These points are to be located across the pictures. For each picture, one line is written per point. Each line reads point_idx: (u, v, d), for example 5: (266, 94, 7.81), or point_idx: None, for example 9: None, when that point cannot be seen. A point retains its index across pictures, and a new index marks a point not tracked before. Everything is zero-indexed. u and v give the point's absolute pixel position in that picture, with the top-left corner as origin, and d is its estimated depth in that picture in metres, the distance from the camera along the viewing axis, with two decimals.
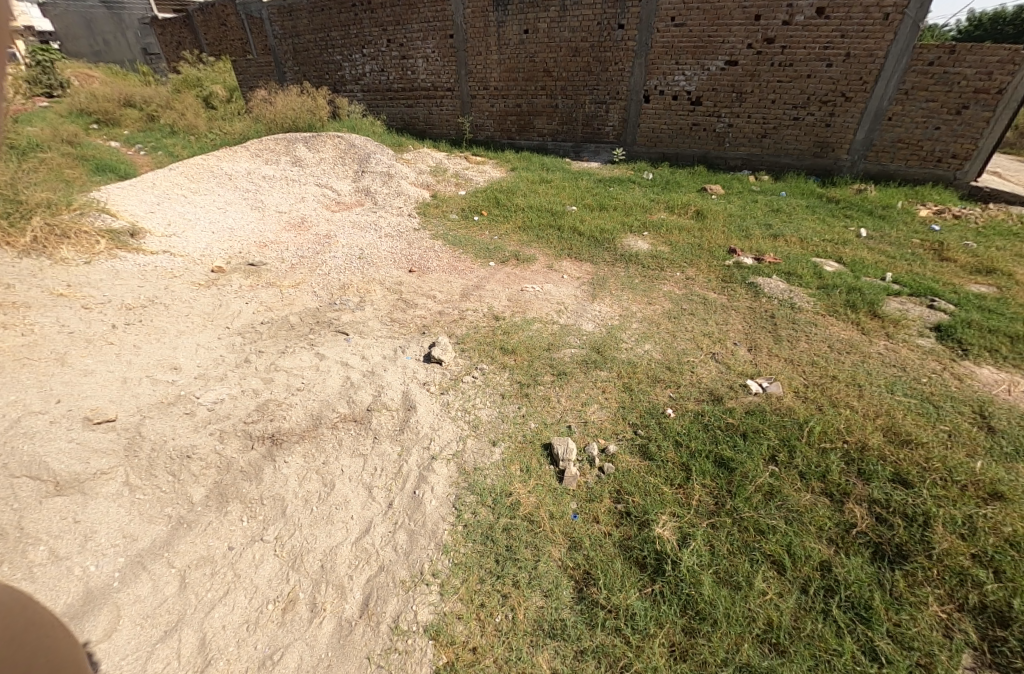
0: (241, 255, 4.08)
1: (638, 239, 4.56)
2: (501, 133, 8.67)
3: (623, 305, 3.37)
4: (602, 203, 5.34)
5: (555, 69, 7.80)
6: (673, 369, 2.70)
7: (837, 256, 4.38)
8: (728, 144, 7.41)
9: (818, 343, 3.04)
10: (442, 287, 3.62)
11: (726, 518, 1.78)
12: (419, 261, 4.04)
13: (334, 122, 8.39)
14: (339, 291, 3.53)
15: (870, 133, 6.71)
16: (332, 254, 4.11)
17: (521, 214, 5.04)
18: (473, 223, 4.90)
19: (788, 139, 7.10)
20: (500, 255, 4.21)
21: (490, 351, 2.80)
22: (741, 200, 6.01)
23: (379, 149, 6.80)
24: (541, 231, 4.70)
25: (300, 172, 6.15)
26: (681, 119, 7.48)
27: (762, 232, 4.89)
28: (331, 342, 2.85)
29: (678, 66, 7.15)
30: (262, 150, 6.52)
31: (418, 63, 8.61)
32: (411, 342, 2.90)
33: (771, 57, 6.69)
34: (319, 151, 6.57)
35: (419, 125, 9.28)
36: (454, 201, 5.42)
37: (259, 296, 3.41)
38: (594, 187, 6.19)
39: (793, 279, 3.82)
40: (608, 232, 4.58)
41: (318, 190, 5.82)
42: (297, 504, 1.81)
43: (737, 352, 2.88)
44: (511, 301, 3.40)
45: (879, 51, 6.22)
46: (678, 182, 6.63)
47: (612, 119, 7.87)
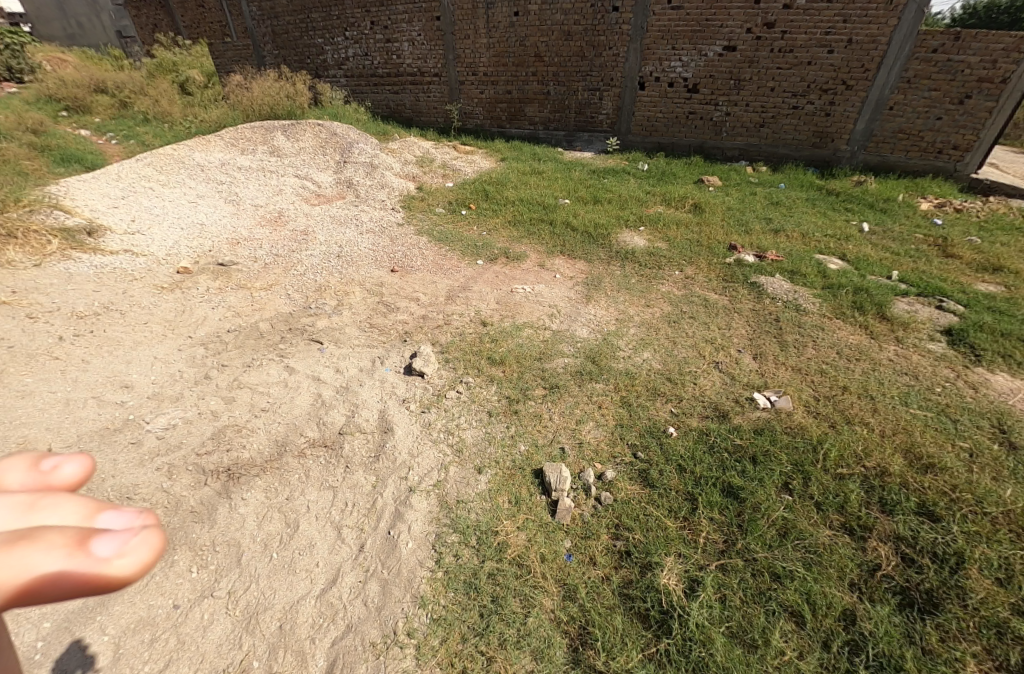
0: (211, 254, 3.80)
1: (634, 234, 4.34)
2: (491, 121, 8.36)
3: (619, 307, 3.15)
4: (596, 196, 5.10)
5: (547, 54, 7.48)
6: (673, 380, 2.50)
7: (841, 253, 4.20)
8: (725, 133, 7.17)
9: (826, 349, 2.86)
10: (426, 288, 3.39)
11: (737, 560, 1.60)
12: (403, 260, 3.79)
13: (316, 110, 8.01)
14: (315, 293, 3.27)
15: (871, 122, 6.52)
16: (309, 252, 3.84)
17: (511, 207, 4.80)
18: (460, 217, 4.65)
19: (786, 128, 6.89)
20: (489, 252, 3.97)
21: (476, 362, 2.57)
22: (739, 192, 5.81)
23: (362, 138, 6.48)
24: (533, 226, 4.46)
25: (278, 163, 5.83)
26: (677, 107, 7.22)
27: (762, 226, 4.70)
28: (302, 352, 2.61)
29: (674, 51, 6.87)
30: (238, 139, 6.17)
31: (403, 47, 8.23)
32: (391, 351, 2.67)
33: (771, 43, 6.45)
34: (299, 140, 6.24)
35: (406, 113, 8.92)
36: (441, 194, 5.16)
37: (227, 299, 3.15)
38: (587, 178, 5.94)
39: (796, 278, 3.63)
40: (602, 227, 4.36)
41: (297, 183, 5.51)
42: (254, 551, 1.60)
43: (741, 360, 2.69)
44: (500, 304, 3.17)
45: (882, 37, 6.00)
46: (674, 173, 6.41)
47: (606, 107, 7.59)
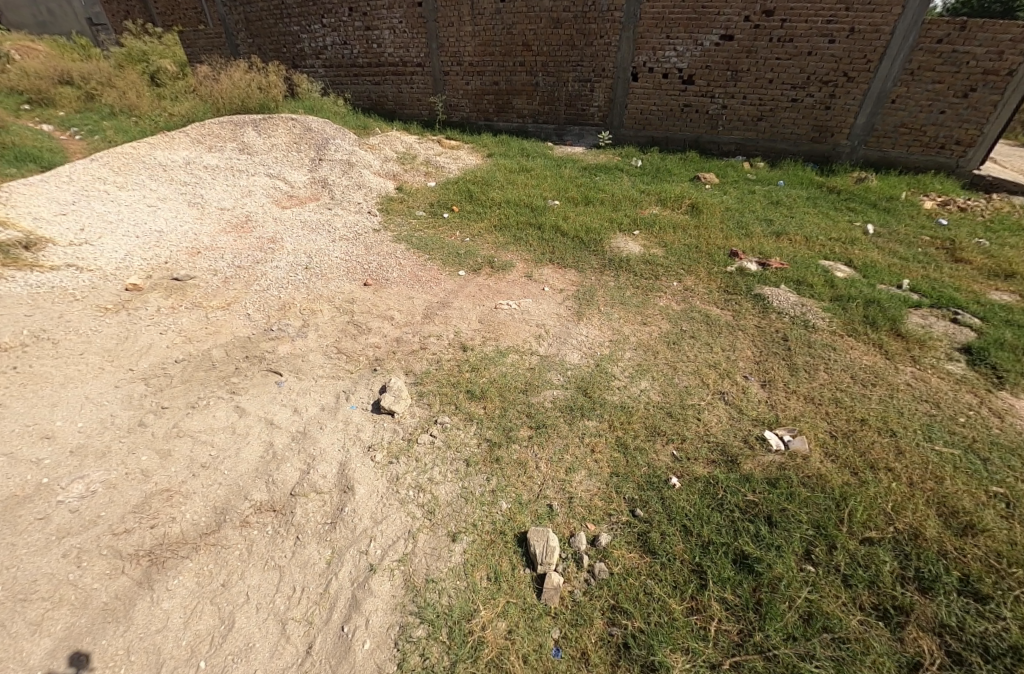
0: (167, 267, 3.47)
1: (628, 239, 4.06)
2: (478, 114, 7.98)
3: (613, 326, 2.88)
4: (587, 196, 4.80)
5: (535, 43, 7.10)
6: (675, 416, 2.24)
7: (847, 258, 3.96)
8: (720, 127, 6.90)
9: (839, 374, 2.62)
10: (402, 305, 3.08)
11: (756, 657, 1.36)
12: (377, 271, 3.48)
13: (292, 102, 7.59)
14: (278, 312, 2.96)
15: (872, 116, 6.27)
16: (274, 263, 3.51)
17: (497, 210, 4.49)
18: (442, 221, 4.33)
19: (785, 122, 6.63)
20: (471, 261, 3.67)
21: (453, 396, 2.29)
22: (737, 190, 5.55)
23: (339, 133, 6.10)
24: (520, 230, 4.15)
25: (249, 162, 5.46)
26: (672, 99, 6.91)
27: (763, 229, 4.44)
28: (256, 387, 2.31)
29: (669, 40, 6.53)
30: (204, 136, 5.79)
31: (383, 35, 7.80)
32: (359, 384, 2.38)
33: (770, 32, 6.13)
34: (271, 136, 5.85)
35: (388, 105, 8.51)
36: (422, 195, 4.82)
37: (178, 322, 2.83)
38: (578, 176, 5.63)
39: (803, 288, 3.38)
40: (594, 232, 4.07)
41: (268, 183, 5.16)
42: (178, 658, 1.31)
43: (749, 388, 2.44)
44: (482, 323, 2.88)
45: (886, 27, 5.72)
46: (669, 169, 6.11)
47: (597, 99, 7.25)
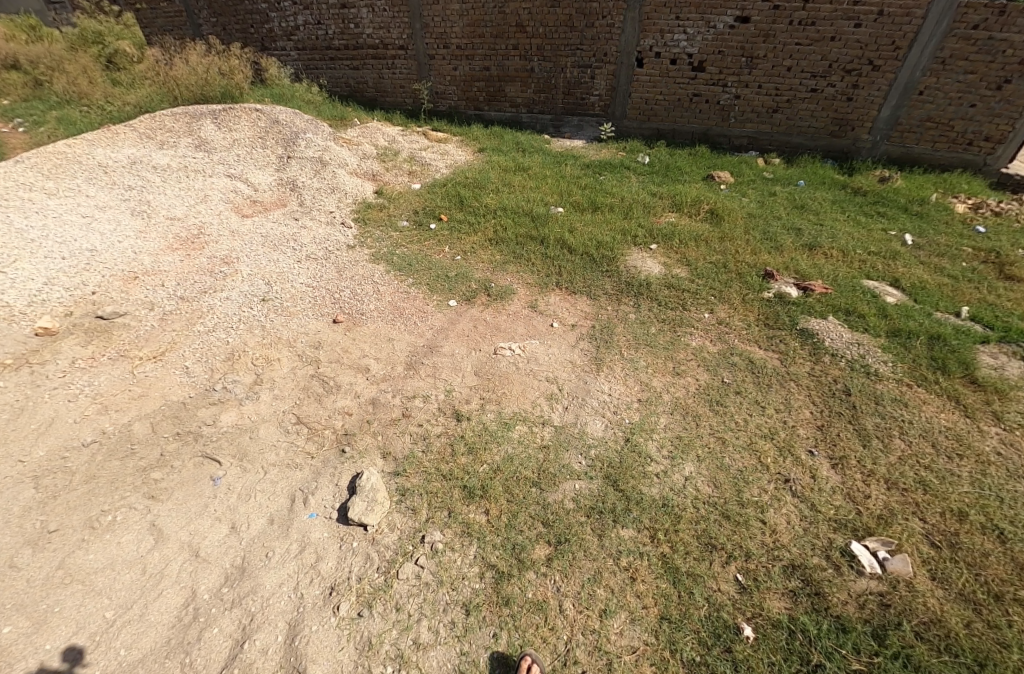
0: (95, 298, 2.89)
1: (646, 255, 3.50)
2: (467, 103, 7.30)
3: (641, 376, 2.34)
4: (594, 200, 4.22)
5: (530, 24, 6.41)
6: (733, 518, 1.73)
7: (892, 278, 3.48)
8: (732, 119, 6.36)
9: (919, 442, 2.14)
10: (379, 349, 2.50)
11: None
12: (351, 300, 2.88)
13: (261, 90, 6.85)
14: (223, 364, 2.39)
15: (897, 109, 5.78)
16: (225, 291, 2.92)
17: (492, 218, 3.87)
18: (428, 233, 3.69)
19: (802, 114, 6.11)
20: (464, 287, 3.06)
21: (446, 495, 1.75)
22: (756, 192, 5.04)
23: (312, 126, 5.43)
24: (520, 244, 3.55)
25: (206, 163, 4.83)
26: (680, 88, 6.32)
27: (793, 240, 3.94)
28: (184, 489, 1.78)
29: (678, 22, 5.92)
30: (156, 131, 5.13)
31: (361, 13, 7.04)
32: (322, 477, 1.84)
33: (790, 14, 5.55)
34: (232, 130, 5.19)
35: (369, 92, 7.77)
36: (405, 200, 4.17)
37: (97, 381, 2.28)
38: (581, 175, 5.05)
39: (853, 319, 2.90)
40: (606, 246, 3.50)
41: (228, 187, 4.53)
42: None
43: (819, 472, 1.93)
44: (479, 376, 2.31)
45: (917, 10, 5.18)
46: (679, 166, 5.57)
47: (598, 87, 6.63)
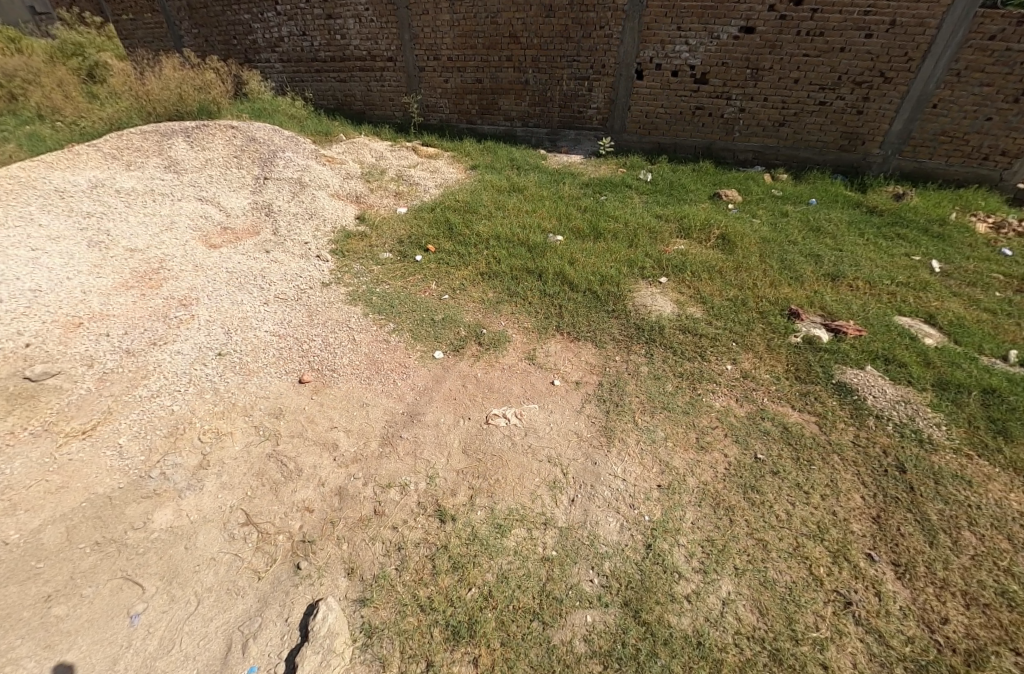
0: (27, 352, 2.52)
1: (656, 290, 3.13)
2: (459, 116, 6.99)
3: (660, 452, 1.98)
4: (596, 224, 3.86)
5: (524, 34, 6.11)
6: (788, 664, 1.36)
7: (926, 314, 3.15)
8: (736, 133, 6.06)
9: (995, 537, 1.78)
10: (350, 419, 2.12)
11: None
12: (322, 353, 2.51)
13: (241, 104, 6.50)
14: (165, 442, 2.02)
15: (909, 122, 5.50)
16: (177, 342, 2.55)
17: (485, 247, 3.48)
18: (412, 265, 3.30)
19: (810, 128, 5.83)
20: (451, 333, 2.67)
21: (422, 638, 1.38)
22: (767, 212, 4.72)
23: (292, 144, 5.08)
24: (514, 278, 3.16)
25: (175, 186, 4.48)
26: (682, 101, 6.02)
27: (814, 269, 3.61)
28: (92, 632, 1.41)
29: (680, 32, 5.63)
30: (122, 151, 4.78)
31: (348, 24, 6.73)
32: (268, 609, 1.47)
33: (797, 24, 5.27)
34: (205, 150, 4.84)
35: (356, 105, 7.44)
36: (388, 227, 3.80)
37: (9, 467, 1.90)
38: (579, 195, 4.71)
39: (893, 369, 2.55)
40: (611, 281, 3.13)
41: (196, 213, 4.18)
42: None
43: (883, 587, 1.58)
44: (468, 457, 1.93)
45: (931, 20, 4.91)
46: (684, 184, 5.25)
47: (596, 99, 6.32)
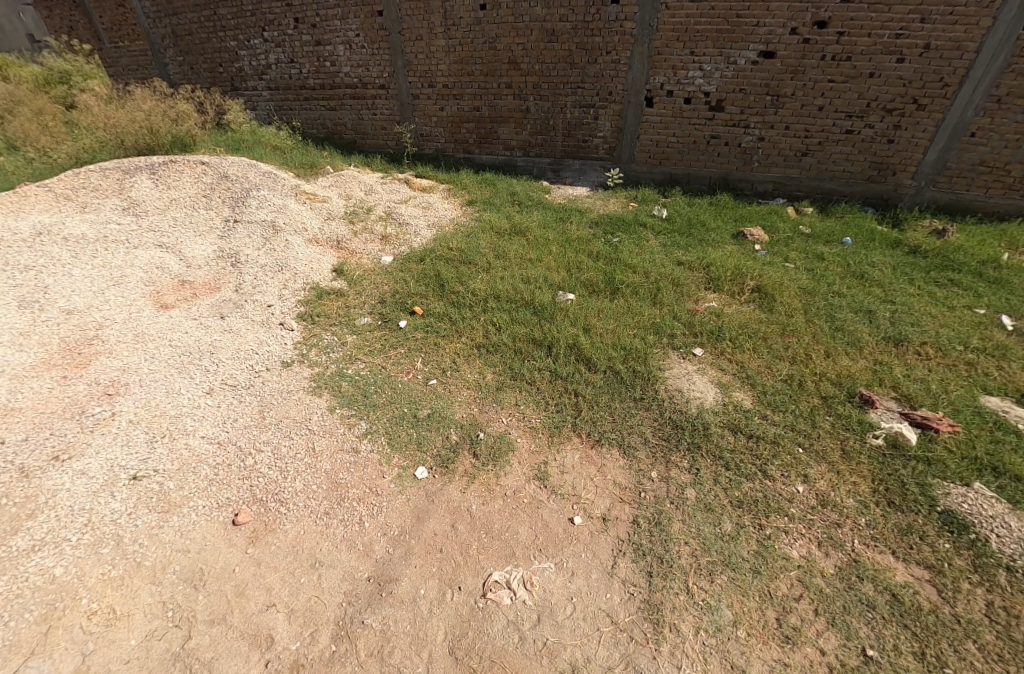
0: None
1: (692, 365, 2.55)
2: (455, 145, 6.54)
3: (731, 652, 1.38)
4: (611, 275, 3.32)
5: (524, 60, 5.69)
6: None
7: (1018, 391, 2.59)
8: (755, 163, 5.58)
9: None
10: (296, 591, 1.53)
11: None
12: (269, 472, 1.92)
13: (222, 136, 6.06)
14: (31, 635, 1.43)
15: (945, 152, 5.02)
16: (84, 457, 1.98)
17: (482, 307, 2.90)
18: (394, 332, 2.73)
19: (836, 158, 5.35)
20: (438, 436, 2.08)
21: None
22: (798, 253, 4.20)
23: (269, 180, 4.59)
24: (517, 351, 2.57)
25: (132, 231, 3.97)
26: (696, 129, 5.56)
27: (869, 329, 3.06)
28: None
29: (693, 57, 5.19)
30: (78, 192, 4.29)
31: (338, 51, 6.34)
32: None
33: (822, 48, 4.84)
34: (170, 189, 4.35)
35: (347, 134, 7.01)
36: (368, 280, 3.23)
37: None
38: (588, 235, 4.18)
39: (1008, 484, 1.97)
40: (637, 354, 2.55)
41: (152, 263, 3.65)
42: None
43: None
44: (456, 667, 1.34)
45: (970, 43, 4.47)
46: (703, 219, 4.73)
47: (602, 128, 5.87)
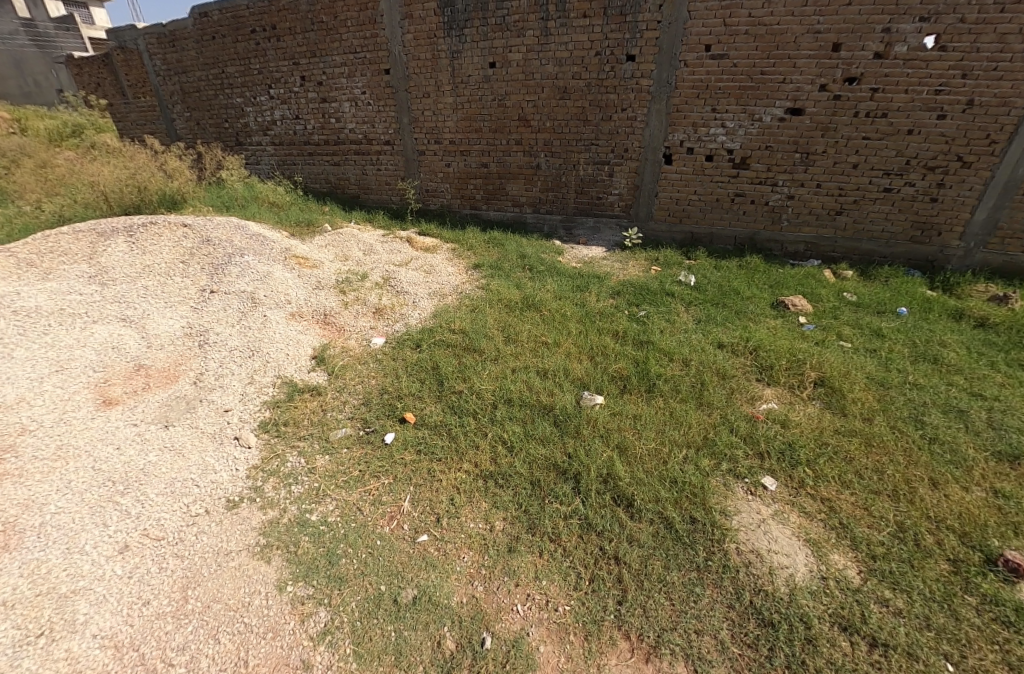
0: None
1: (763, 507, 1.94)
2: (461, 201, 6.21)
3: None
4: (643, 366, 2.76)
5: (535, 117, 5.42)
6: None
7: None
8: (785, 222, 5.09)
9: None
10: None
11: None
12: None
13: (218, 193, 5.76)
14: None
15: (996, 211, 4.46)
16: None
17: (488, 416, 2.33)
18: (378, 452, 2.15)
19: (874, 217, 4.80)
20: (426, 641, 1.45)
21: None
22: (852, 328, 3.64)
23: (256, 242, 4.16)
24: (535, 485, 1.98)
25: (95, 301, 3.43)
26: (719, 187, 5.15)
27: (971, 440, 2.44)
28: None
29: (715, 114, 4.84)
30: (44, 257, 3.79)
31: (343, 108, 6.16)
32: None
33: (855, 104, 4.42)
34: (146, 253, 3.89)
35: (350, 188, 6.74)
36: (354, 372, 2.69)
37: None
38: (610, 307, 3.67)
39: None
40: (690, 491, 1.95)
41: (108, 342, 3.09)
42: None
43: None
44: None
45: (1018, 98, 4.03)
46: (736, 286, 4.22)
47: (618, 185, 5.51)
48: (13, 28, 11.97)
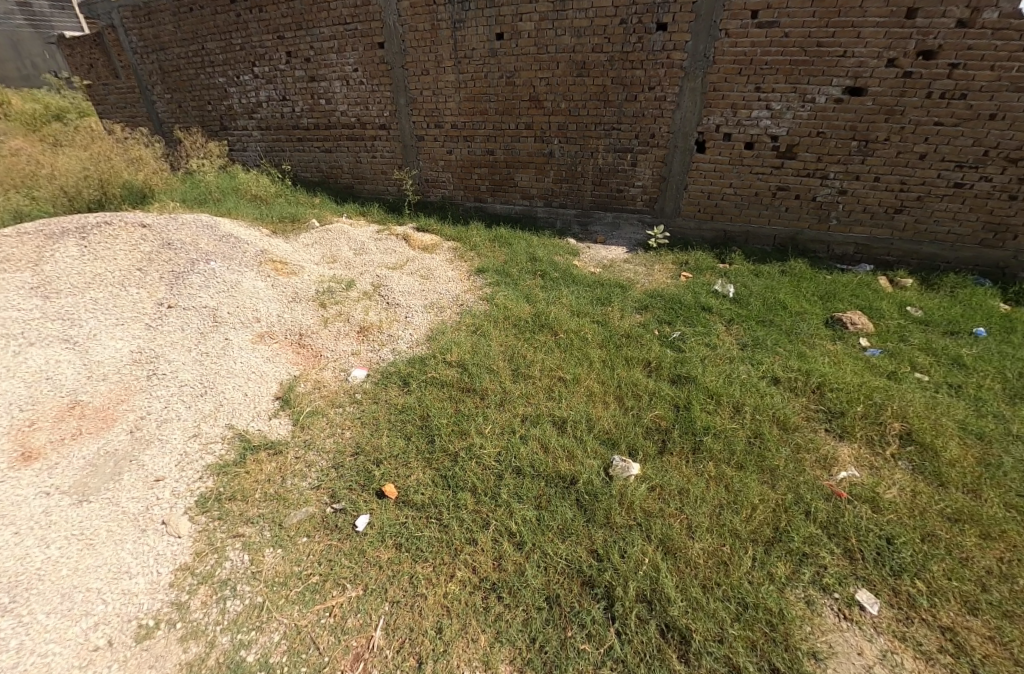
0: None
1: (863, 645, 1.41)
2: (465, 192, 5.62)
3: None
4: (682, 416, 2.22)
5: (548, 97, 4.78)
6: None
7: None
8: (833, 221, 4.46)
9: None
10: None
11: None
12: None
13: (196, 187, 5.23)
14: None
15: None
16: None
17: (489, 493, 1.81)
18: (346, 547, 1.64)
19: (940, 216, 4.13)
20: None
21: None
22: (924, 355, 3.04)
23: (227, 246, 3.62)
24: (551, 605, 1.48)
25: (32, 319, 2.87)
26: (758, 179, 4.51)
27: None
28: None
29: (759, 94, 4.18)
30: None
31: (334, 87, 5.54)
32: None
33: (928, 83, 3.73)
34: (99, 259, 3.37)
35: (344, 178, 6.16)
36: (326, 421, 2.18)
37: None
38: (636, 326, 3.12)
39: None
40: (762, 620, 1.43)
41: (39, 372, 2.56)
42: None
43: None
44: None
45: None
46: (781, 298, 3.62)
47: (641, 176, 4.88)
48: (7, 8, 10.71)
